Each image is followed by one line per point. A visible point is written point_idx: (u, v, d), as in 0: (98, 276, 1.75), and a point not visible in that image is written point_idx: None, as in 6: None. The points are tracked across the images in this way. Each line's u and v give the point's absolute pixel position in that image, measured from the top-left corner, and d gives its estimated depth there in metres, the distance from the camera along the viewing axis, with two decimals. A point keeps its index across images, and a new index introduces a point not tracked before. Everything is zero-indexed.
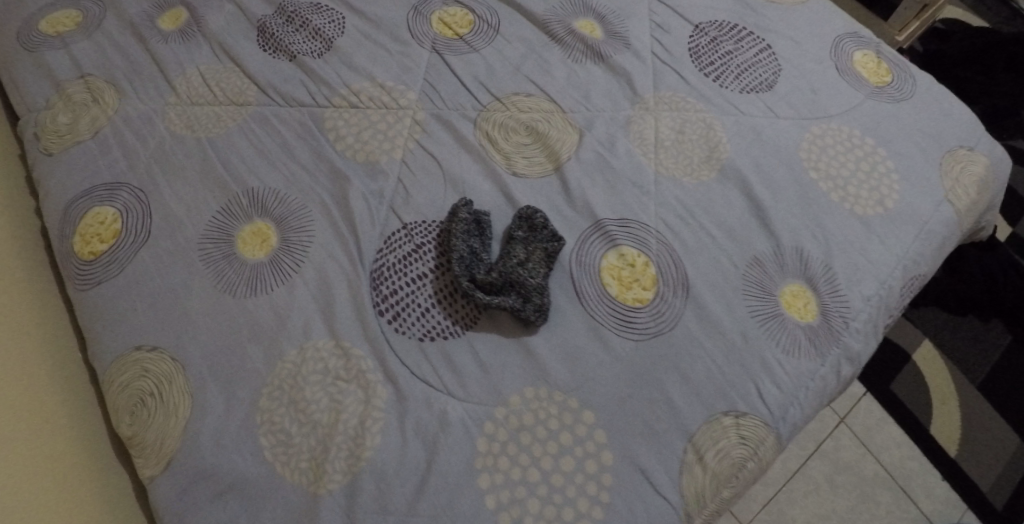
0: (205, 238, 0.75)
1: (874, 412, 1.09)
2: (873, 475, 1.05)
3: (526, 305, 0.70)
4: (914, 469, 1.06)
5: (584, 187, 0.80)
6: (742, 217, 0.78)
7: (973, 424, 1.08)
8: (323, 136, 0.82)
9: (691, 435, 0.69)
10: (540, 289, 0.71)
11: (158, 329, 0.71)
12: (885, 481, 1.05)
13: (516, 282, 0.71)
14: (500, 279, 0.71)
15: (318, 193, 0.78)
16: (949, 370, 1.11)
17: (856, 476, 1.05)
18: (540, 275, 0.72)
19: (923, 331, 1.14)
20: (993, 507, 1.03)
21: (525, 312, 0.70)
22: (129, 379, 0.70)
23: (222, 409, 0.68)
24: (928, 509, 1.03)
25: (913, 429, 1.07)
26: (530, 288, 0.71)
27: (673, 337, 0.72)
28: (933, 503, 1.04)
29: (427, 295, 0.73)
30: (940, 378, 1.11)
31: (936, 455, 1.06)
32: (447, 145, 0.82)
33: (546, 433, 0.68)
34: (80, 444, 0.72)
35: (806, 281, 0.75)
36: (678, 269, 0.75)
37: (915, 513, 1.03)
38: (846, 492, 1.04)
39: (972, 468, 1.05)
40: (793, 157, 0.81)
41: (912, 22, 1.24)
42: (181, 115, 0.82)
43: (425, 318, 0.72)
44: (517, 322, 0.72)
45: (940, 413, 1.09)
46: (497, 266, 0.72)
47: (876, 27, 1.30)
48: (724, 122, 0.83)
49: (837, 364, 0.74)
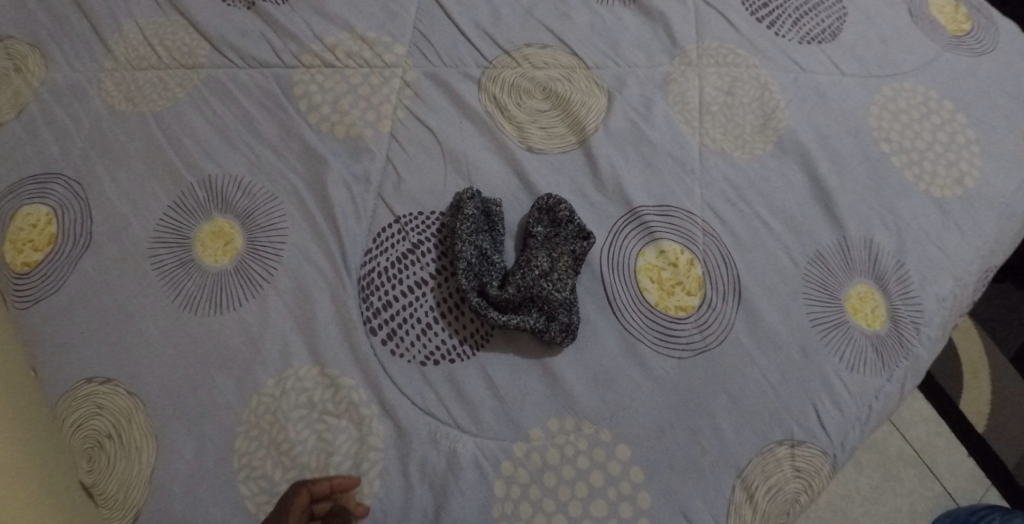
0: (156, 241, 0.62)
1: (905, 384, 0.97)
2: (899, 452, 0.94)
3: (552, 324, 0.60)
4: (940, 446, 0.94)
5: (615, 165, 0.67)
6: (802, 201, 0.66)
7: (1006, 400, 0.97)
8: (293, 105, 0.67)
9: (741, 470, 0.59)
10: (568, 304, 0.60)
11: (110, 357, 0.60)
12: (911, 458, 0.94)
13: (539, 297, 0.60)
14: (518, 294, 0.60)
15: (290, 180, 0.65)
16: (984, 341, 0.99)
17: (880, 453, 0.94)
18: (566, 288, 0.60)
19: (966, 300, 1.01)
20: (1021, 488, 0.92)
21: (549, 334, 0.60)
22: (81, 418, 0.59)
23: (193, 452, 0.58)
24: (951, 487, 0.92)
25: (941, 402, 0.96)
26: (554, 305, 0.60)
27: (719, 353, 0.62)
28: (958, 480, 0.93)
29: (428, 309, 0.61)
30: (974, 349, 0.99)
31: (963, 431, 0.95)
32: (446, 115, 0.68)
33: (574, 472, 0.58)
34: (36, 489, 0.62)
35: (874, 280, 0.64)
36: (728, 270, 0.64)
37: (938, 492, 0.92)
38: (870, 471, 0.93)
39: (1001, 445, 0.94)
40: (860, 124, 0.68)
41: None
42: (120, 83, 0.67)
43: (426, 337, 0.61)
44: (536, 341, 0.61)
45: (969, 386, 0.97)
46: (514, 278, 0.61)
47: None
48: (780, 80, 0.69)
49: (904, 379, 0.63)
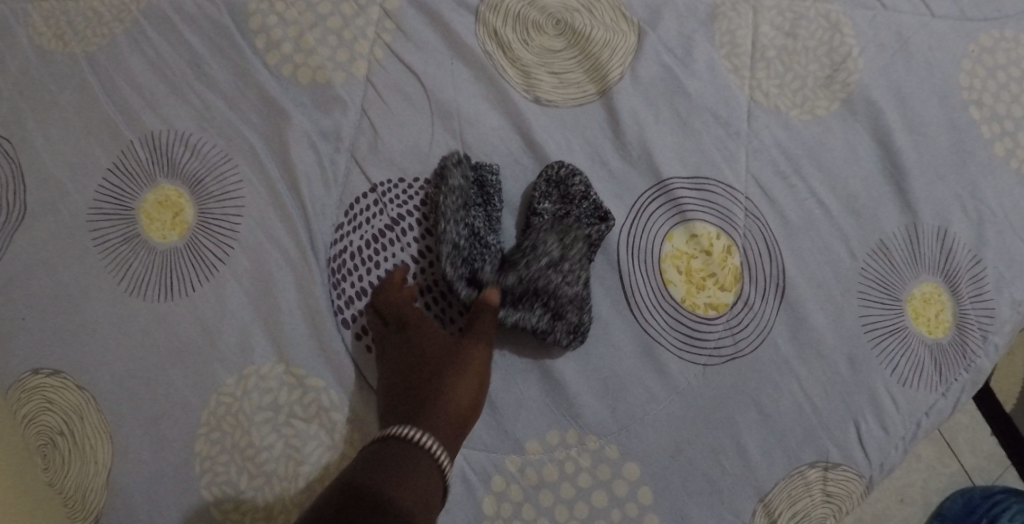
0: (95, 211, 0.53)
1: None
2: None
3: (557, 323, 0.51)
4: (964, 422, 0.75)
5: (640, 124, 0.55)
6: (867, 175, 0.54)
7: None
8: (251, 44, 0.55)
9: (765, 494, 0.52)
10: (579, 301, 0.52)
11: (53, 346, 0.53)
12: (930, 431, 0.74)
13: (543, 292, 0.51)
14: (518, 288, 0.52)
15: (250, 138, 0.54)
16: None
17: None
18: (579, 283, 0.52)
19: None
20: None
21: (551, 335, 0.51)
22: (31, 413, 0.53)
23: (151, 454, 0.52)
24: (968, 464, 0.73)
25: None
26: (562, 302, 0.51)
27: (750, 360, 0.53)
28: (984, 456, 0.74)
29: None
30: None
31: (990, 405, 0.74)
32: (436, 56, 0.56)
33: (573, 492, 0.52)
34: None
35: (942, 278, 0.53)
36: (772, 261, 0.53)
37: (954, 470, 0.73)
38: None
39: None
40: (949, 81, 0.54)
41: None
42: (47, 16, 0.56)
43: None
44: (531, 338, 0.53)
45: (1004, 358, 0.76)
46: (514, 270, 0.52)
47: None
48: (854, 19, 0.55)
49: (961, 394, 0.54)
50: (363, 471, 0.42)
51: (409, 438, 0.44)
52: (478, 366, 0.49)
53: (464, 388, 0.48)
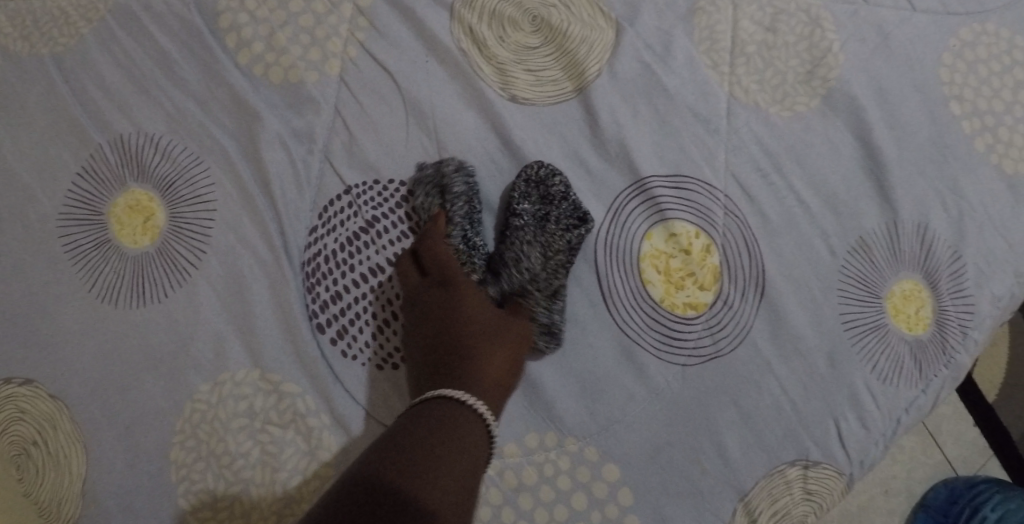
0: (65, 216, 0.52)
1: None
2: None
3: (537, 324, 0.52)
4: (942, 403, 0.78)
5: (619, 122, 0.55)
6: (847, 172, 0.54)
7: None
8: (222, 43, 0.54)
9: (744, 494, 0.52)
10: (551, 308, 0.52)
11: (25, 354, 0.52)
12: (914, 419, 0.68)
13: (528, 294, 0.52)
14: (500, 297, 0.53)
15: (222, 140, 0.53)
16: None
17: None
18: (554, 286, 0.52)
19: None
20: None
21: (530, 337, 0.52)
22: (2, 422, 0.52)
23: (126, 463, 0.51)
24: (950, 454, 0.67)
25: None
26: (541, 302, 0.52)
27: (730, 360, 0.52)
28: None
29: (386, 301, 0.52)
30: None
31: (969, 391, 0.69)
32: (411, 55, 0.55)
33: (552, 494, 0.51)
34: None
35: (923, 275, 0.53)
36: (753, 259, 0.53)
37: (936, 460, 0.67)
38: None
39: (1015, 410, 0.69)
40: (930, 75, 0.54)
41: None
42: (10, 15, 0.54)
43: (383, 335, 0.52)
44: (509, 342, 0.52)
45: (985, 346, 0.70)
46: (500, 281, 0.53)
47: None
48: (834, 13, 0.54)
49: (941, 391, 0.54)
50: (401, 445, 0.41)
51: (460, 400, 0.44)
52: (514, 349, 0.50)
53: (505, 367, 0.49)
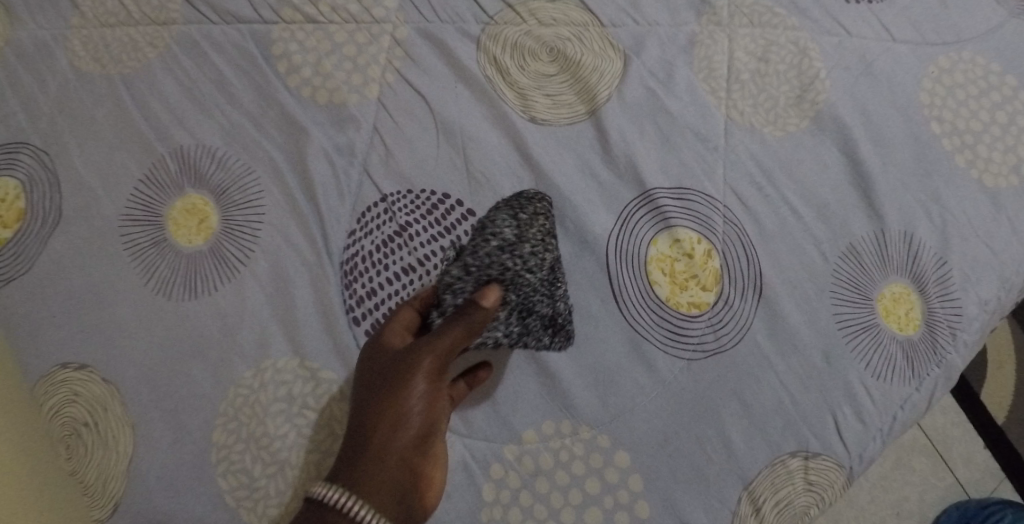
0: (126, 218, 0.58)
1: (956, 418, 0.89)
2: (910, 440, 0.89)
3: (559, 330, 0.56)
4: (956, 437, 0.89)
5: (628, 140, 0.60)
6: (836, 185, 0.59)
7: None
8: (272, 68, 0.61)
9: (749, 482, 0.55)
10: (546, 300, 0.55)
11: (82, 342, 0.57)
12: (923, 447, 0.89)
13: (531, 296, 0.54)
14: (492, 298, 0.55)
15: (271, 152, 0.59)
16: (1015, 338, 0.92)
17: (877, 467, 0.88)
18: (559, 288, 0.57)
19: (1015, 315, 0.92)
20: None
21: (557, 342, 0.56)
22: (57, 404, 0.57)
23: (171, 443, 0.56)
24: (962, 476, 0.88)
25: (999, 446, 0.89)
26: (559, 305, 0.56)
27: (733, 354, 0.56)
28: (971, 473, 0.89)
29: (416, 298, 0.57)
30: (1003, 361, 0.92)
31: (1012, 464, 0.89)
32: (442, 80, 0.62)
33: (568, 479, 0.55)
34: None
35: (911, 279, 0.57)
36: (751, 264, 0.58)
37: (949, 482, 0.88)
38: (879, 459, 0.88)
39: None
40: (910, 99, 0.59)
41: None
42: (87, 43, 0.61)
43: None
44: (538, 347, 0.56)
45: (993, 372, 0.92)
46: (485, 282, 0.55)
47: None
48: (821, 45, 0.61)
49: (934, 390, 0.58)
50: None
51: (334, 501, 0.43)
52: (433, 380, 0.47)
53: (421, 409, 0.46)
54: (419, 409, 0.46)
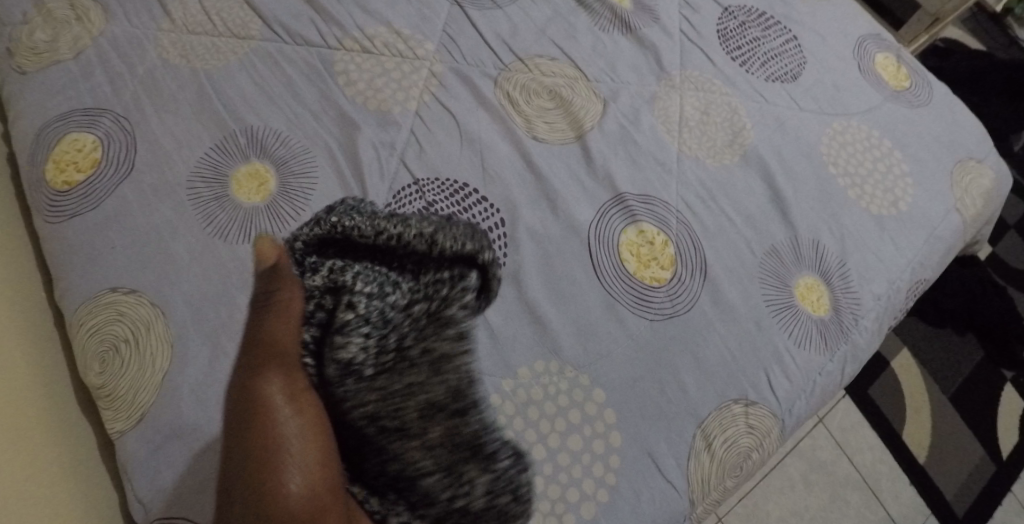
0: (195, 176, 0.68)
1: (884, 459, 1.04)
2: (845, 475, 1.03)
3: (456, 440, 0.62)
4: (884, 473, 1.04)
5: (607, 159, 0.73)
6: (762, 203, 0.74)
7: (942, 430, 1.06)
8: (332, 80, 0.75)
9: (702, 420, 0.67)
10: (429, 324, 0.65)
11: (138, 271, 0.65)
12: (856, 483, 1.03)
13: (361, 439, 0.61)
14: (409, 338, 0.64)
15: (323, 139, 0.72)
16: (924, 379, 1.09)
17: (820, 498, 1.02)
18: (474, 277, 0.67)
19: (905, 341, 1.10)
20: (965, 498, 1.04)
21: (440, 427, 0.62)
22: (101, 323, 0.63)
23: (207, 361, 0.62)
24: (894, 511, 1.02)
25: (920, 480, 1.04)
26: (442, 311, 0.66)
27: (689, 320, 0.69)
28: (900, 506, 1.02)
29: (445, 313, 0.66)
30: (915, 391, 1.08)
31: (929, 495, 1.03)
32: (460, 101, 0.75)
33: (555, 409, 0.65)
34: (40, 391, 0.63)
35: (819, 274, 0.73)
36: (698, 253, 0.71)
37: (883, 516, 1.01)
38: (819, 491, 1.02)
39: (941, 469, 1.05)
40: (814, 150, 0.77)
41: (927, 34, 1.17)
42: (176, 43, 0.74)
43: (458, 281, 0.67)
44: (458, 474, 0.61)
45: (911, 415, 1.07)
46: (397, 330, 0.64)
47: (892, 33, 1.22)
48: (748, 107, 0.77)
49: (843, 362, 0.73)
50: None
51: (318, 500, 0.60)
52: (289, 393, 0.60)
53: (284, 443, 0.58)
54: (286, 419, 0.59)
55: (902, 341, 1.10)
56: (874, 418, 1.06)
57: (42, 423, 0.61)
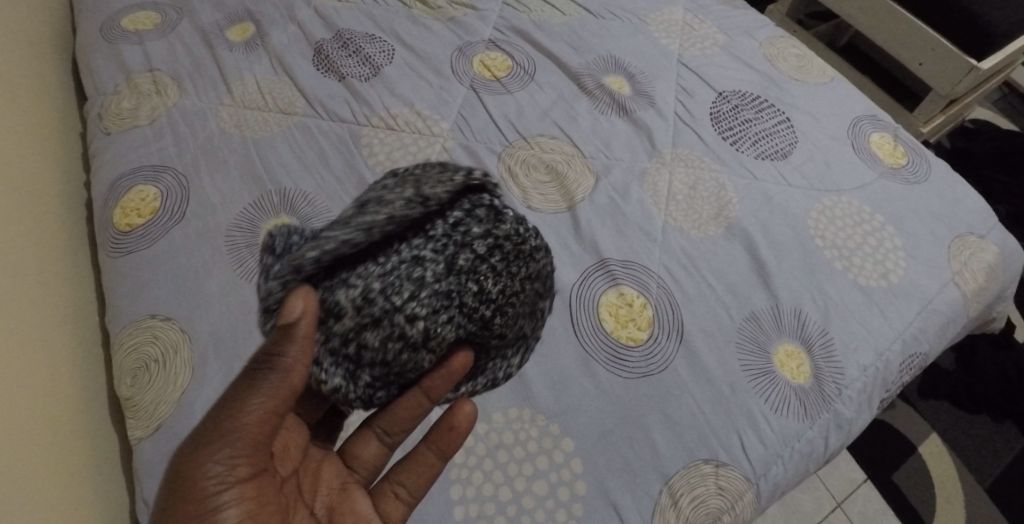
0: (233, 227, 0.79)
1: None
2: None
3: (530, 301, 0.72)
4: None
5: (594, 227, 0.79)
6: (743, 272, 0.77)
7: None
8: (357, 150, 0.85)
9: (668, 478, 0.68)
10: (483, 275, 0.69)
11: (174, 302, 0.75)
12: None
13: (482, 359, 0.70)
14: (477, 301, 0.68)
15: (343, 200, 0.81)
16: (957, 467, 1.04)
17: None
18: (468, 228, 0.70)
19: (933, 424, 1.07)
20: None
21: (523, 300, 0.71)
22: (139, 343, 0.73)
23: (218, 385, 0.71)
24: None
25: None
26: (474, 246, 0.69)
27: (663, 379, 0.72)
28: None
29: (484, 262, 0.69)
30: (947, 478, 1.03)
31: None
32: (466, 170, 0.83)
33: (524, 454, 0.68)
34: (79, 394, 0.72)
35: (800, 341, 0.74)
36: (676, 316, 0.74)
37: None
38: None
39: None
40: (800, 224, 0.80)
41: (938, 115, 1.21)
42: (233, 116, 0.88)
43: (470, 232, 0.70)
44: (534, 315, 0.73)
45: (943, 505, 1.01)
46: (453, 305, 0.67)
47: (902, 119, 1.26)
48: (736, 184, 0.82)
49: (826, 431, 0.72)
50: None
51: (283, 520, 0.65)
52: (234, 460, 0.58)
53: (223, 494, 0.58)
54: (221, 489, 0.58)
55: (929, 425, 1.06)
56: (898, 503, 1.01)
57: (75, 426, 0.70)
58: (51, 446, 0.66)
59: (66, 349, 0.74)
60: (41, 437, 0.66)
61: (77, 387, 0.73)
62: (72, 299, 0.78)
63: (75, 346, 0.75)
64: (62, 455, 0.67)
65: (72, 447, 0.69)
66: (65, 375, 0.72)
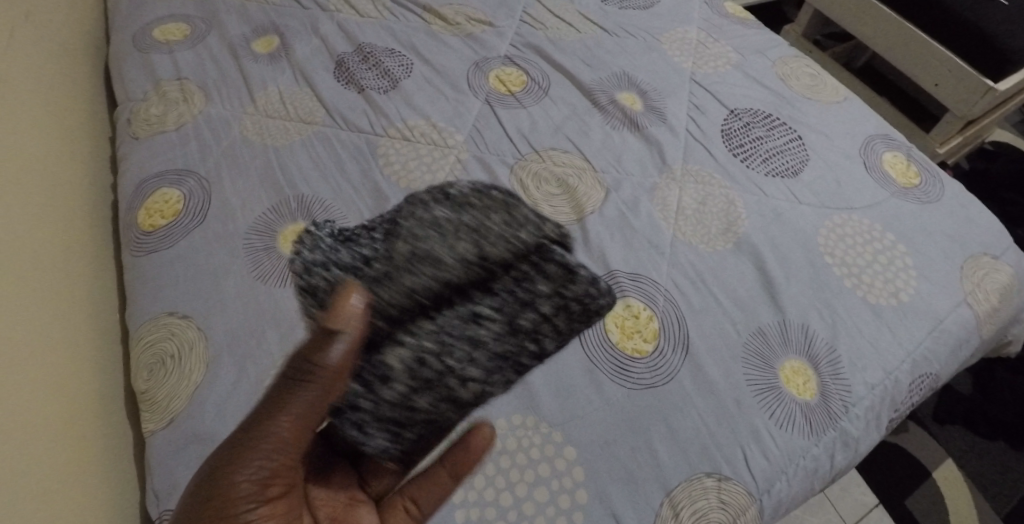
0: (251, 231, 0.82)
1: None
2: None
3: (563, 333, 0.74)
4: None
5: (603, 239, 0.80)
6: (751, 287, 0.77)
7: None
8: (373, 160, 0.87)
9: (669, 489, 0.68)
10: (535, 334, 0.74)
11: (191, 301, 0.77)
12: None
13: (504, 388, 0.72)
14: (527, 353, 0.73)
15: (358, 207, 0.83)
16: (973, 493, 1.03)
17: None
18: (519, 282, 0.77)
19: (948, 450, 1.06)
20: None
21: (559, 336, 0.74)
22: (156, 340, 0.75)
23: (230, 382, 0.72)
24: None
25: None
26: (531, 307, 0.75)
27: (667, 391, 0.72)
28: None
29: (532, 321, 0.75)
30: (962, 505, 1.02)
31: None
32: (478, 181, 0.85)
33: (526, 461, 0.69)
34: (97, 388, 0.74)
35: (807, 358, 0.74)
36: (682, 328, 0.75)
37: None
38: None
39: None
40: (810, 240, 0.80)
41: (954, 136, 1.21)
42: (255, 124, 0.91)
43: (521, 287, 0.77)
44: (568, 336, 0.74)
45: None
46: (505, 363, 0.73)
47: (916, 140, 1.26)
48: (745, 200, 0.83)
49: (832, 449, 0.72)
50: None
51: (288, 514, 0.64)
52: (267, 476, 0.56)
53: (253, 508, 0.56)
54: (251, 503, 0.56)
55: (944, 452, 1.06)
56: None
57: (92, 417, 0.72)
58: (67, 433, 0.68)
59: (87, 342, 0.76)
60: (60, 426, 0.68)
61: (95, 380, 0.75)
62: (94, 295, 0.80)
63: (95, 341, 0.77)
64: (78, 444, 0.69)
65: (88, 436, 0.71)
66: (83, 367, 0.74)
